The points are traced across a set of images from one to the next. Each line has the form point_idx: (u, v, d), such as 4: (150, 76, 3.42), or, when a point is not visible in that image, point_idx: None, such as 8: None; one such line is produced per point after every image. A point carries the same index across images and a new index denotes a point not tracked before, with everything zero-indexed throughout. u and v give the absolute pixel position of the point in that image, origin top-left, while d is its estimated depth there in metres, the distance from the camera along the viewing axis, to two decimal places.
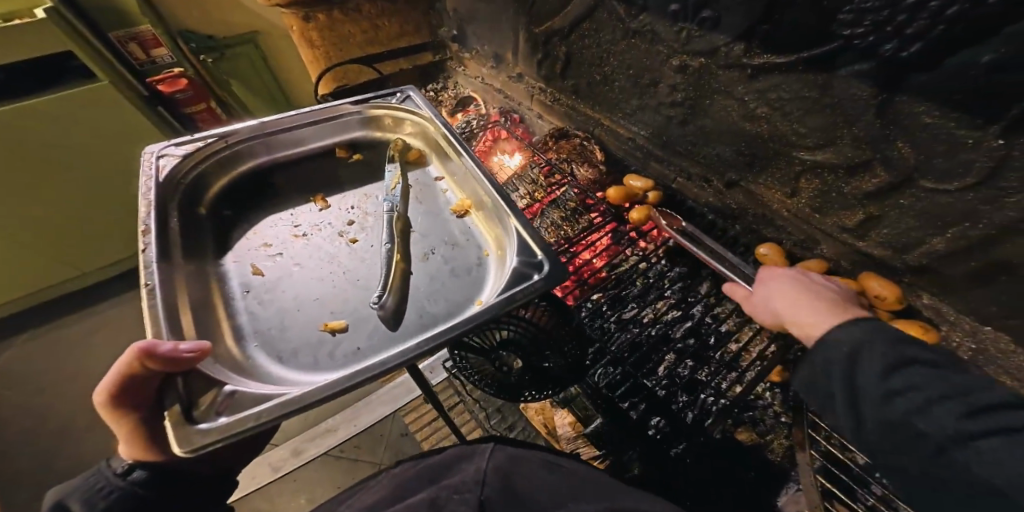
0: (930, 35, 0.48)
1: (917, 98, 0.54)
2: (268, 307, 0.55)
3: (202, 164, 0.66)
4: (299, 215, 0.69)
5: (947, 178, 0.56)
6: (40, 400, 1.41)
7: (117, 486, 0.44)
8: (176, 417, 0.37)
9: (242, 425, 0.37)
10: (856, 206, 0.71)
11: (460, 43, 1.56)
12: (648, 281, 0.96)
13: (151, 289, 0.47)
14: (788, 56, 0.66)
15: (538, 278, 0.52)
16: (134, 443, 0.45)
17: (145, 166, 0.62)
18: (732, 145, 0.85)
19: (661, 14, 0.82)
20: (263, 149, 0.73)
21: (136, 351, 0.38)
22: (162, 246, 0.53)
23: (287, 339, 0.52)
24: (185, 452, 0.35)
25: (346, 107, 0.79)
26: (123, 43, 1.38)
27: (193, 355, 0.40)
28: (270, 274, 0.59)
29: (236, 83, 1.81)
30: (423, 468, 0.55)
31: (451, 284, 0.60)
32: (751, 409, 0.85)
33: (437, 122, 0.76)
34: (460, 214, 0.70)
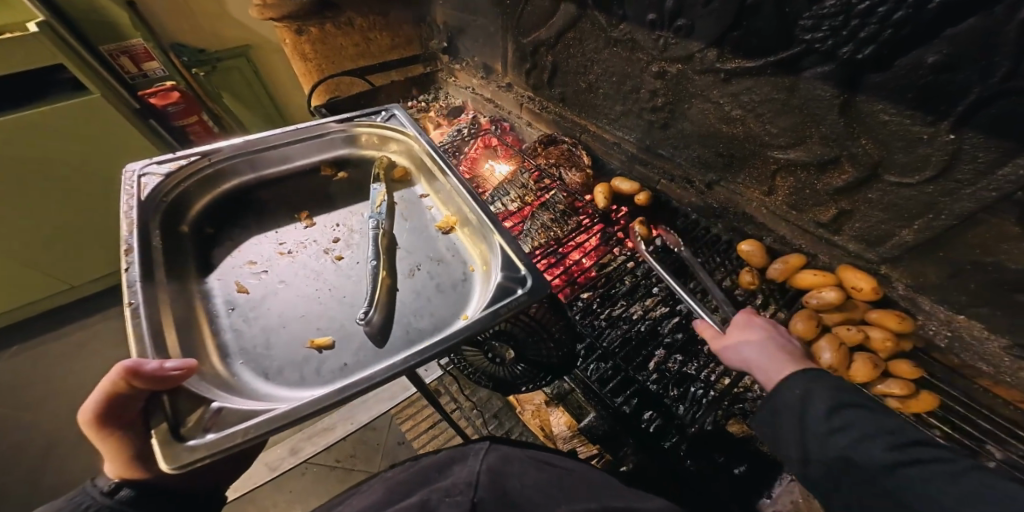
0: (880, 38, 0.53)
1: (874, 97, 0.58)
2: (253, 325, 0.57)
3: (183, 184, 0.68)
4: (284, 233, 0.71)
5: (908, 172, 0.59)
6: (36, 414, 1.42)
7: (104, 505, 0.44)
8: (165, 435, 0.39)
9: (233, 442, 0.39)
10: (828, 202, 0.74)
11: (450, 55, 1.60)
12: (637, 279, 0.99)
13: (135, 308, 0.49)
14: (758, 60, 0.69)
15: (522, 292, 0.54)
16: (122, 463, 0.46)
17: (127, 184, 0.64)
18: (711, 147, 0.88)
19: (640, 23, 0.86)
20: (246, 167, 0.75)
21: (121, 369, 0.41)
22: (145, 263, 0.55)
23: (271, 357, 0.54)
24: (174, 469, 0.37)
25: (331, 125, 0.82)
26: (114, 56, 1.42)
27: (178, 373, 0.42)
28: (255, 291, 0.61)
29: (227, 95, 1.86)
30: (423, 469, 0.56)
31: (436, 299, 0.62)
32: (741, 400, 0.84)
33: (422, 141, 0.80)
34: (445, 230, 0.72)
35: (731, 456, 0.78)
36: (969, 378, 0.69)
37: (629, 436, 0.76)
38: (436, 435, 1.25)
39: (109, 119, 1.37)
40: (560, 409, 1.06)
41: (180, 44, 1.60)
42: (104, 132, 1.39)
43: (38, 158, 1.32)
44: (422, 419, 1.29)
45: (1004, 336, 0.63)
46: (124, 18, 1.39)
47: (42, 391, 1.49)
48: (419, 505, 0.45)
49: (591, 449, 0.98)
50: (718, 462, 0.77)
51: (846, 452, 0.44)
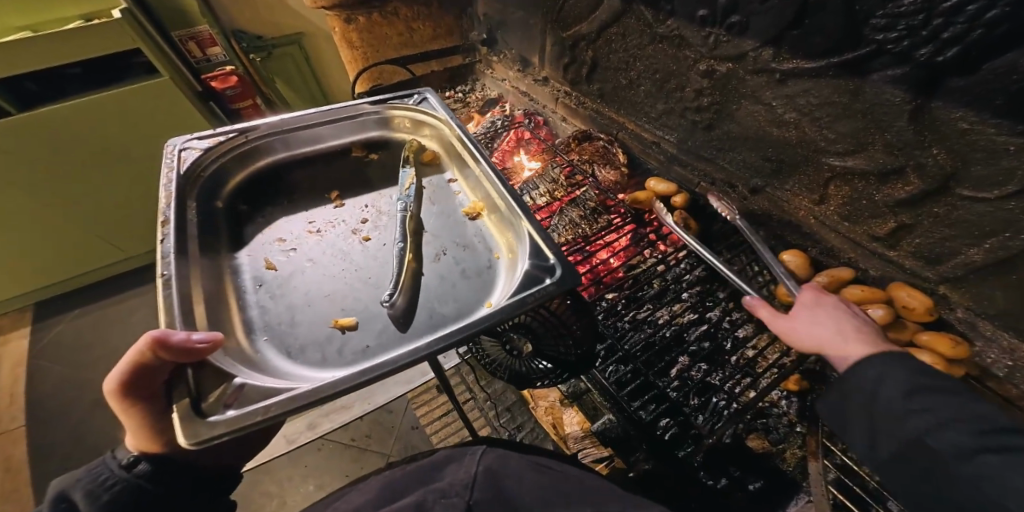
0: (967, 39, 0.49)
1: (954, 103, 0.54)
2: (281, 300, 0.58)
3: (221, 157, 0.71)
4: (316, 213, 0.71)
5: (986, 186, 0.55)
6: (77, 376, 1.50)
7: (121, 478, 0.45)
8: (188, 406, 0.39)
9: (253, 420, 0.39)
10: (886, 214, 0.70)
11: (489, 47, 1.59)
12: (666, 283, 0.96)
13: (167, 280, 0.50)
14: (819, 61, 0.66)
15: (549, 281, 0.53)
16: (143, 434, 0.47)
17: (168, 157, 0.67)
18: (759, 152, 0.85)
19: (689, 20, 0.83)
20: (281, 146, 0.77)
21: (150, 339, 0.41)
22: (179, 237, 0.56)
23: (296, 335, 0.54)
24: (191, 444, 0.37)
25: (364, 107, 0.83)
26: (184, 41, 1.49)
27: (204, 346, 0.42)
28: (283, 269, 0.62)
29: (279, 79, 1.91)
30: (419, 465, 0.56)
31: (462, 285, 0.61)
32: (764, 416, 0.83)
33: (453, 127, 0.79)
34: (472, 216, 0.71)
35: (746, 471, 0.76)
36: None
37: (642, 442, 0.73)
38: (449, 423, 1.26)
39: (173, 103, 1.43)
40: (575, 408, 1.05)
41: (240, 31, 1.66)
42: (169, 113, 1.45)
43: (103, 135, 1.38)
44: (436, 406, 1.30)
45: None
46: (194, 6, 1.43)
47: (84, 355, 1.57)
48: (415, 505, 0.46)
49: (600, 452, 0.96)
50: (732, 476, 0.75)
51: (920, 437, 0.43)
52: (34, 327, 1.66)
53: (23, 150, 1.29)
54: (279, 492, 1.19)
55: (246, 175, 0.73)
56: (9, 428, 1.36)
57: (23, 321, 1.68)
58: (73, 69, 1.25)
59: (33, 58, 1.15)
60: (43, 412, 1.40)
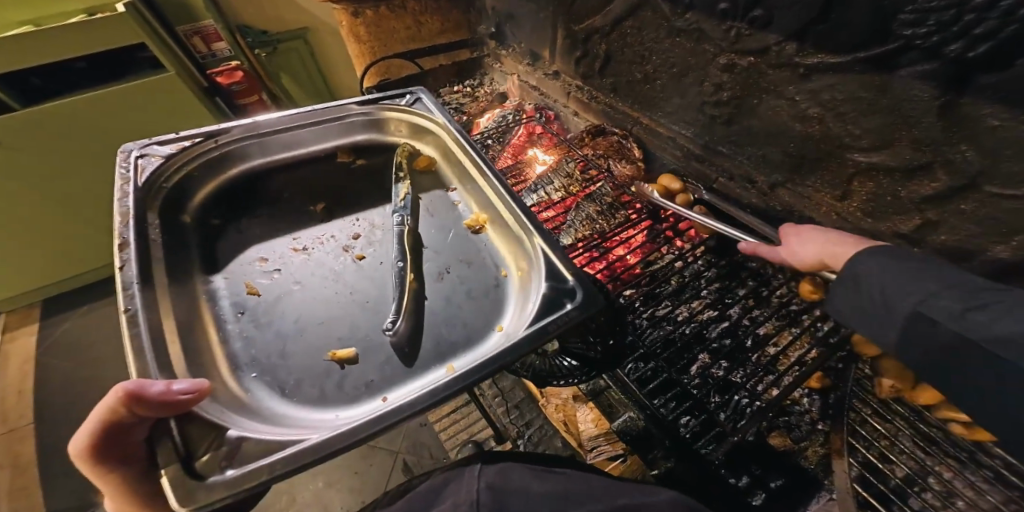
0: (999, 36, 0.48)
1: (984, 100, 0.53)
2: (265, 329, 0.57)
3: (188, 164, 0.71)
4: (301, 231, 0.72)
5: (1014, 184, 0.55)
6: (84, 374, 1.53)
7: None
8: (175, 470, 0.37)
9: (257, 480, 0.38)
10: (912, 211, 0.70)
11: (498, 40, 1.58)
12: (684, 280, 0.97)
13: (132, 315, 0.48)
14: (845, 56, 0.65)
15: (571, 306, 0.53)
16: (121, 497, 0.48)
17: (127, 165, 0.66)
18: (780, 146, 0.84)
19: (709, 13, 0.82)
20: (258, 150, 0.78)
21: (118, 397, 0.39)
22: (142, 261, 0.55)
23: (289, 369, 0.54)
24: (191, 510, 0.35)
25: (352, 108, 0.84)
26: (188, 36, 1.48)
27: (188, 396, 0.41)
28: (267, 293, 0.62)
29: (284, 75, 1.91)
30: (414, 495, 0.59)
31: (468, 307, 0.62)
32: (787, 414, 0.84)
33: (449, 129, 0.82)
34: (475, 229, 0.73)
35: (767, 469, 0.77)
36: None
37: (665, 439, 0.74)
38: (457, 420, 1.28)
39: (180, 98, 1.44)
40: (589, 406, 1.06)
41: (244, 26, 1.64)
42: (172, 109, 1.46)
43: (105, 134, 1.40)
44: (446, 402, 1.32)
45: None
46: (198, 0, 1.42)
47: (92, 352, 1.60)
48: None
49: (616, 449, 1.00)
50: (754, 474, 0.77)
51: (918, 308, 0.51)
52: (44, 323, 1.69)
53: (32, 148, 1.30)
54: (292, 486, 1.23)
55: (216, 184, 0.74)
56: (19, 424, 1.40)
57: (31, 317, 1.71)
58: (78, 63, 1.27)
59: (38, 51, 1.14)
60: (58, 408, 1.44)
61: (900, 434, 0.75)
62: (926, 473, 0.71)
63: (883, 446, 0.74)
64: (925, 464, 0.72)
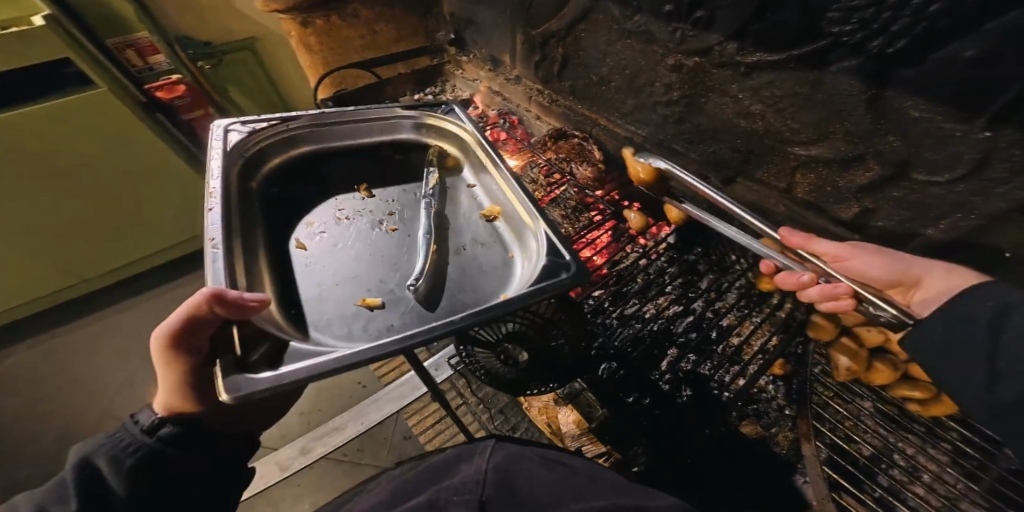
0: (914, 31, 0.51)
1: (905, 92, 0.56)
2: (312, 279, 0.59)
3: (262, 142, 0.74)
4: (342, 200, 0.72)
5: (938, 171, 0.58)
6: (37, 410, 1.46)
7: (143, 443, 0.48)
8: (231, 370, 0.40)
9: (295, 377, 0.41)
10: (850, 200, 0.73)
11: (458, 47, 1.57)
12: (649, 277, 0.97)
13: (216, 244, 0.53)
14: (781, 54, 0.68)
15: (565, 275, 0.53)
16: (175, 396, 0.51)
17: (215, 137, 0.71)
18: (728, 142, 0.87)
19: (656, 15, 0.84)
20: (317, 138, 0.79)
21: (206, 294, 0.43)
22: (223, 206, 0.59)
23: (323, 311, 0.55)
24: (230, 398, 0.38)
25: (398, 111, 0.83)
26: (121, 49, 1.44)
27: (254, 304, 0.45)
28: (313, 248, 0.63)
29: (232, 88, 1.86)
30: (424, 469, 0.55)
31: (480, 278, 0.61)
32: (756, 402, 0.86)
33: (476, 134, 0.79)
34: (489, 219, 0.70)
35: (741, 455, 0.79)
36: None
37: (642, 437, 0.75)
38: (442, 430, 1.25)
39: (115, 113, 1.39)
40: (569, 406, 1.02)
41: (185, 37, 1.61)
42: (106, 126, 1.40)
43: (37, 155, 1.33)
44: (428, 414, 1.29)
45: None
46: (129, 11, 1.42)
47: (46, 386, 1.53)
48: (427, 504, 0.46)
49: (599, 448, 0.95)
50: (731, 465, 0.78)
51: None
52: None
53: None
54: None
55: (282, 160, 0.75)
56: None
57: None
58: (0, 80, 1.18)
59: None
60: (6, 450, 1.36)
61: (862, 413, 0.77)
62: (892, 450, 0.73)
63: (848, 427, 0.76)
64: (888, 440, 0.74)
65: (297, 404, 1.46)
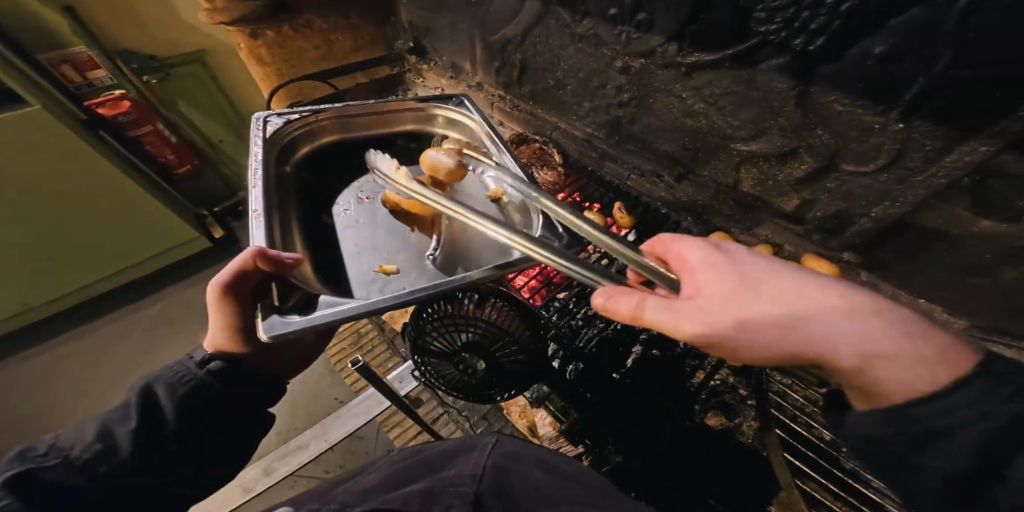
0: (831, 28, 0.53)
1: (829, 88, 0.59)
2: (346, 248, 0.74)
3: (296, 130, 0.83)
4: (362, 185, 0.84)
5: (864, 161, 0.61)
6: (5, 441, 1.50)
7: (195, 375, 0.54)
8: (273, 316, 0.51)
9: (321, 319, 0.51)
10: (790, 192, 0.76)
11: (418, 55, 1.56)
12: (610, 277, 0.96)
13: (258, 217, 0.64)
14: (716, 54, 0.69)
15: (561, 243, 0.62)
16: (228, 338, 0.58)
17: (256, 127, 0.81)
18: (677, 141, 0.89)
19: (602, 19, 0.86)
20: (340, 128, 0.88)
21: (252, 253, 0.54)
22: (265, 195, 0.70)
23: (354, 276, 0.70)
24: (268, 338, 0.49)
25: (410, 103, 0.89)
26: (55, 65, 1.40)
27: (290, 260, 0.56)
28: (341, 222, 0.77)
29: (183, 104, 1.80)
30: (422, 458, 0.53)
31: (485, 248, 0.73)
32: (718, 394, 0.84)
33: (481, 123, 0.85)
34: (495, 200, 0.77)
35: (708, 448, 0.78)
36: None
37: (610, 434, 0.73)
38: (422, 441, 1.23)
39: (52, 132, 1.37)
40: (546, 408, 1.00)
41: (128, 51, 1.56)
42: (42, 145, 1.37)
43: None
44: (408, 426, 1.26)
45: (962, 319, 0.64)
46: (63, 25, 1.38)
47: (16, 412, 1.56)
48: (423, 493, 0.45)
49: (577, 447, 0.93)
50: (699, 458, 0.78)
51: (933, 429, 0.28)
52: None
53: None
54: None
55: (313, 146, 0.86)
56: None
57: None
58: None
59: None
60: None
61: (819, 399, 0.78)
62: None
63: (808, 414, 0.76)
64: None
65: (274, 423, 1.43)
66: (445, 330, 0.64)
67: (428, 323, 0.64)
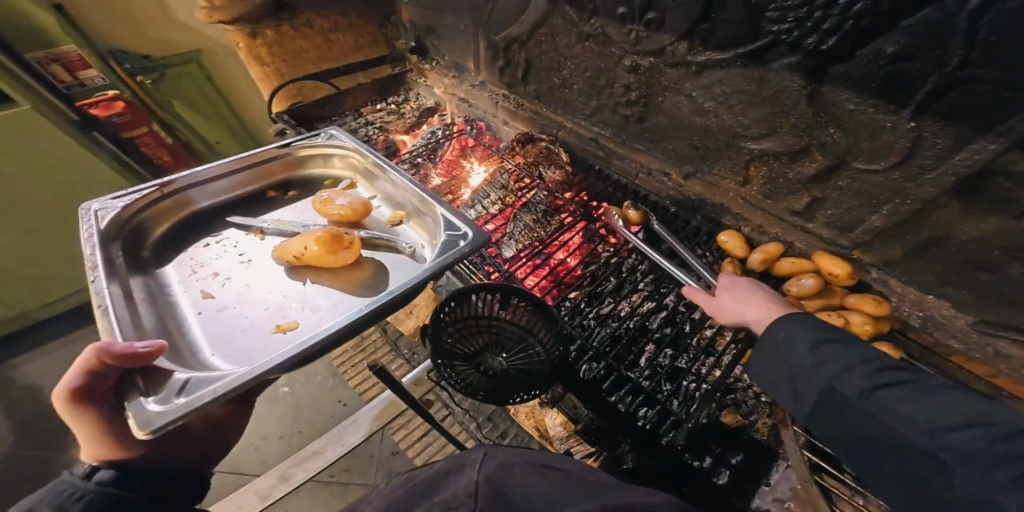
0: (843, 29, 0.54)
1: (840, 86, 0.60)
2: (222, 322, 0.62)
3: (138, 215, 0.70)
4: (243, 245, 0.74)
5: (874, 159, 0.62)
6: None
7: (86, 490, 0.45)
8: (141, 408, 0.42)
9: (204, 400, 0.43)
10: (801, 190, 0.76)
11: (419, 54, 1.55)
12: (622, 276, 0.97)
13: (104, 309, 0.53)
14: (727, 53, 0.70)
15: (465, 243, 0.66)
16: (97, 445, 0.49)
17: (81, 219, 0.64)
18: (685, 139, 0.89)
19: (611, 17, 0.86)
20: (202, 196, 0.78)
21: (95, 349, 0.43)
22: (109, 278, 0.58)
23: (243, 345, 0.59)
24: (148, 434, 0.39)
25: (275, 151, 0.86)
26: (44, 65, 1.34)
27: (148, 351, 0.44)
28: (217, 293, 0.66)
29: (178, 103, 1.77)
30: (414, 484, 0.45)
31: (396, 275, 0.70)
32: (732, 392, 0.86)
33: (362, 150, 0.87)
34: (395, 223, 0.79)
35: (726, 446, 0.79)
36: (942, 357, 0.72)
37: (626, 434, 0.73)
38: (430, 443, 1.23)
39: (43, 132, 1.35)
40: (555, 409, 0.99)
41: (118, 50, 1.53)
42: (32, 144, 1.34)
43: None
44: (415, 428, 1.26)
45: (970, 313, 0.67)
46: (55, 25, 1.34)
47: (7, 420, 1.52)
48: None
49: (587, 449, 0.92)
50: (715, 453, 0.78)
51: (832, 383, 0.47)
52: None
53: None
54: None
55: (169, 226, 0.74)
56: None
57: None
58: None
59: None
60: None
61: None
62: None
63: None
64: None
65: (275, 428, 1.41)
66: (468, 331, 0.66)
67: (448, 325, 0.65)
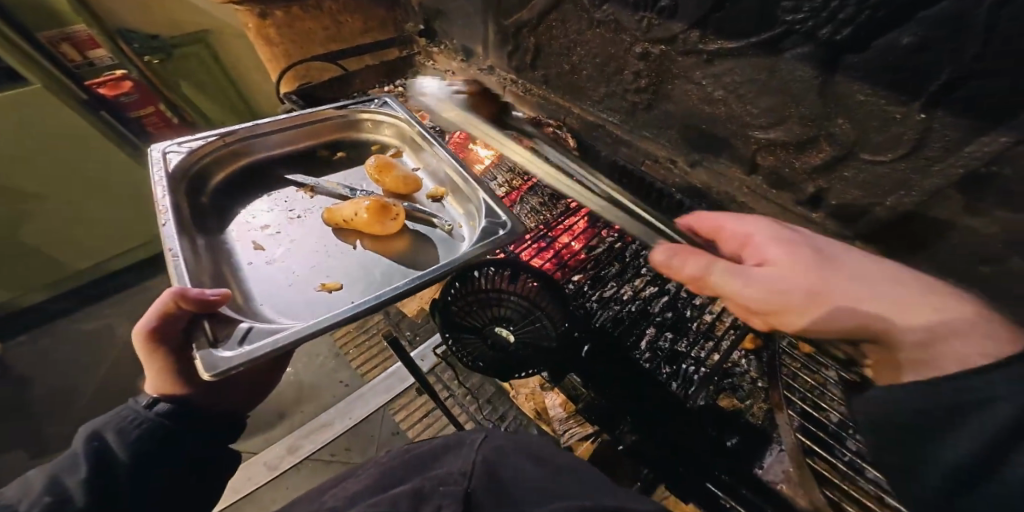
0: (858, 20, 0.55)
1: (851, 77, 0.60)
2: (276, 273, 0.68)
3: (201, 160, 0.78)
4: (292, 203, 0.80)
5: (883, 150, 0.63)
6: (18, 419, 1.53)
7: (146, 417, 0.53)
8: (206, 351, 0.48)
9: (264, 351, 0.49)
10: (807, 180, 0.77)
11: (428, 37, 1.54)
12: (625, 261, 0.99)
13: (174, 253, 0.59)
14: (740, 41, 0.70)
15: (503, 232, 0.67)
16: (159, 379, 0.56)
17: (153, 161, 0.73)
18: (693, 127, 0.90)
19: (624, 3, 0.85)
20: (261, 147, 0.85)
21: (172, 293, 0.51)
22: (177, 222, 0.64)
23: (292, 298, 0.65)
24: (213, 375, 0.45)
25: (331, 111, 0.92)
26: (55, 43, 1.36)
27: (217, 298, 0.52)
28: (269, 247, 0.72)
29: (185, 83, 1.78)
30: (410, 455, 0.46)
31: (430, 248, 0.74)
32: (730, 376, 0.88)
33: (413, 123, 0.91)
34: (435, 199, 0.82)
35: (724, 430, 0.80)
36: None
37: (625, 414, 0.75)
38: (432, 422, 1.26)
39: (54, 111, 1.37)
40: (555, 390, 1.04)
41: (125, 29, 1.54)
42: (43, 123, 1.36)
43: None
44: (415, 408, 1.30)
45: None
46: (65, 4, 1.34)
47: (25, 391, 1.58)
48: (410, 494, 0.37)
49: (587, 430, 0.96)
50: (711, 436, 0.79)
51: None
52: None
53: None
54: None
55: (227, 173, 0.81)
56: None
57: None
58: None
59: None
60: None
61: (826, 383, 0.81)
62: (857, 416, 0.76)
63: (814, 395, 0.80)
64: None
65: (282, 406, 1.46)
66: (478, 306, 0.70)
67: (455, 300, 0.70)
